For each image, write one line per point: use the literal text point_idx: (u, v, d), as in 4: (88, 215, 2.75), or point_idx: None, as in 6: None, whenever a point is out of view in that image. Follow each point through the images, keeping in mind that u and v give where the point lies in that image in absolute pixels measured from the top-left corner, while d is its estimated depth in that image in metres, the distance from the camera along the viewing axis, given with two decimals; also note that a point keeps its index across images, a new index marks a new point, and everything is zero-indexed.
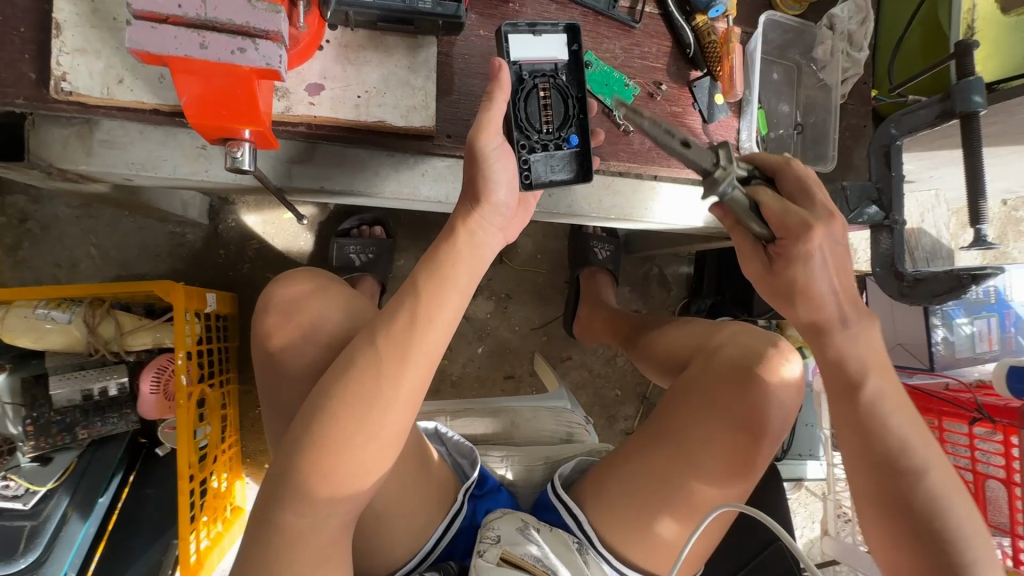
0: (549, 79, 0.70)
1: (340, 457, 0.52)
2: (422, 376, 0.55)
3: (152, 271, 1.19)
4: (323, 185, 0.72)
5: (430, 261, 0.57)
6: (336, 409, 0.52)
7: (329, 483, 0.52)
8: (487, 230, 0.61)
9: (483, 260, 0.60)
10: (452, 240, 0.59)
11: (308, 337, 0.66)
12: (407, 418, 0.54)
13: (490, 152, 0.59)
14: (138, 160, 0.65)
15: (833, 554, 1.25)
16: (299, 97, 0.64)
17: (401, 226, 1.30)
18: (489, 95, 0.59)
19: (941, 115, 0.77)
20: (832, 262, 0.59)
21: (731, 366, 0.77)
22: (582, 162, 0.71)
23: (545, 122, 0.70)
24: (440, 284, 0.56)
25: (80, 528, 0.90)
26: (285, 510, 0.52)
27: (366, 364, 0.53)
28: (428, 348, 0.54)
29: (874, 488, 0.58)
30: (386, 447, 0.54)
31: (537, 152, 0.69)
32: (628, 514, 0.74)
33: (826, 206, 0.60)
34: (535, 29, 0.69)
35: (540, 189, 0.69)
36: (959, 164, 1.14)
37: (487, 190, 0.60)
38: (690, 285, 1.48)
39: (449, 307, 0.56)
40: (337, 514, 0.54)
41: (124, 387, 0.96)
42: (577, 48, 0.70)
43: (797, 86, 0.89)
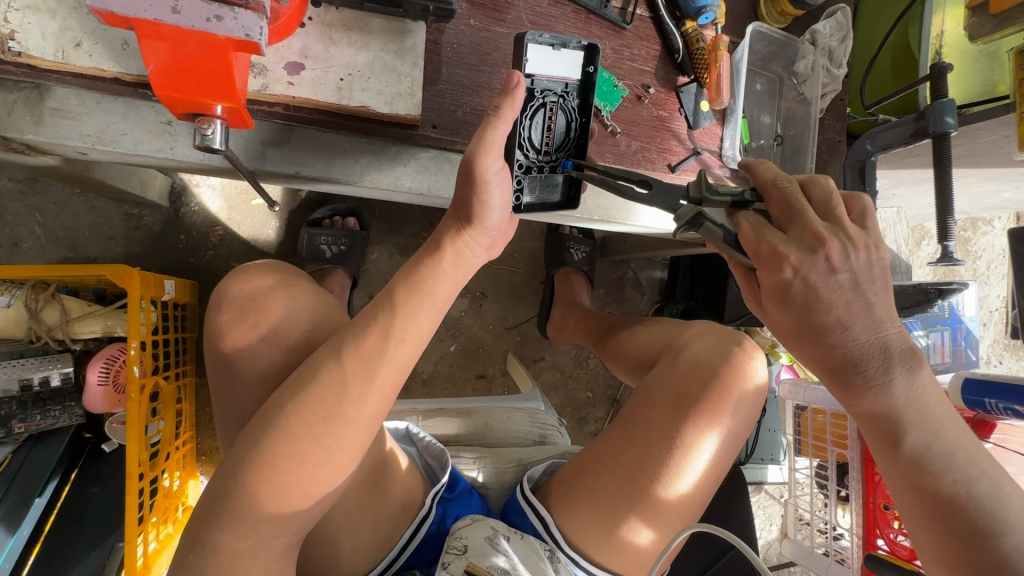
0: (557, 98, 0.68)
1: (295, 477, 0.49)
2: (389, 395, 0.52)
3: (104, 255, 1.11)
4: (299, 170, 0.68)
5: (410, 275, 0.55)
6: (293, 424, 0.49)
7: (276, 502, 0.49)
8: (474, 251, 0.59)
9: (464, 276, 0.59)
10: (438, 257, 0.57)
11: (268, 339, 0.60)
12: (367, 438, 0.52)
13: (491, 178, 0.56)
14: (95, 132, 0.60)
15: (791, 556, 1.28)
16: (277, 76, 0.61)
17: (375, 218, 1.27)
18: (498, 112, 0.54)
19: (914, 134, 0.82)
20: (827, 291, 0.55)
21: (696, 365, 0.78)
22: (574, 187, 0.70)
23: (544, 143, 0.68)
24: (418, 302, 0.53)
25: (7, 538, 0.83)
26: (221, 530, 0.48)
27: (330, 379, 0.50)
28: (398, 366, 0.52)
29: (932, 544, 0.57)
30: (339, 467, 0.51)
31: (532, 173, 0.69)
32: (594, 519, 0.73)
33: (813, 223, 0.57)
34: (554, 43, 0.66)
35: (528, 212, 0.69)
36: (919, 184, 1.19)
37: (482, 213, 0.57)
38: (663, 290, 1.50)
39: (421, 324, 0.54)
40: (281, 536, 0.51)
41: (68, 378, 0.89)
42: (592, 69, 0.68)
43: (779, 98, 0.90)
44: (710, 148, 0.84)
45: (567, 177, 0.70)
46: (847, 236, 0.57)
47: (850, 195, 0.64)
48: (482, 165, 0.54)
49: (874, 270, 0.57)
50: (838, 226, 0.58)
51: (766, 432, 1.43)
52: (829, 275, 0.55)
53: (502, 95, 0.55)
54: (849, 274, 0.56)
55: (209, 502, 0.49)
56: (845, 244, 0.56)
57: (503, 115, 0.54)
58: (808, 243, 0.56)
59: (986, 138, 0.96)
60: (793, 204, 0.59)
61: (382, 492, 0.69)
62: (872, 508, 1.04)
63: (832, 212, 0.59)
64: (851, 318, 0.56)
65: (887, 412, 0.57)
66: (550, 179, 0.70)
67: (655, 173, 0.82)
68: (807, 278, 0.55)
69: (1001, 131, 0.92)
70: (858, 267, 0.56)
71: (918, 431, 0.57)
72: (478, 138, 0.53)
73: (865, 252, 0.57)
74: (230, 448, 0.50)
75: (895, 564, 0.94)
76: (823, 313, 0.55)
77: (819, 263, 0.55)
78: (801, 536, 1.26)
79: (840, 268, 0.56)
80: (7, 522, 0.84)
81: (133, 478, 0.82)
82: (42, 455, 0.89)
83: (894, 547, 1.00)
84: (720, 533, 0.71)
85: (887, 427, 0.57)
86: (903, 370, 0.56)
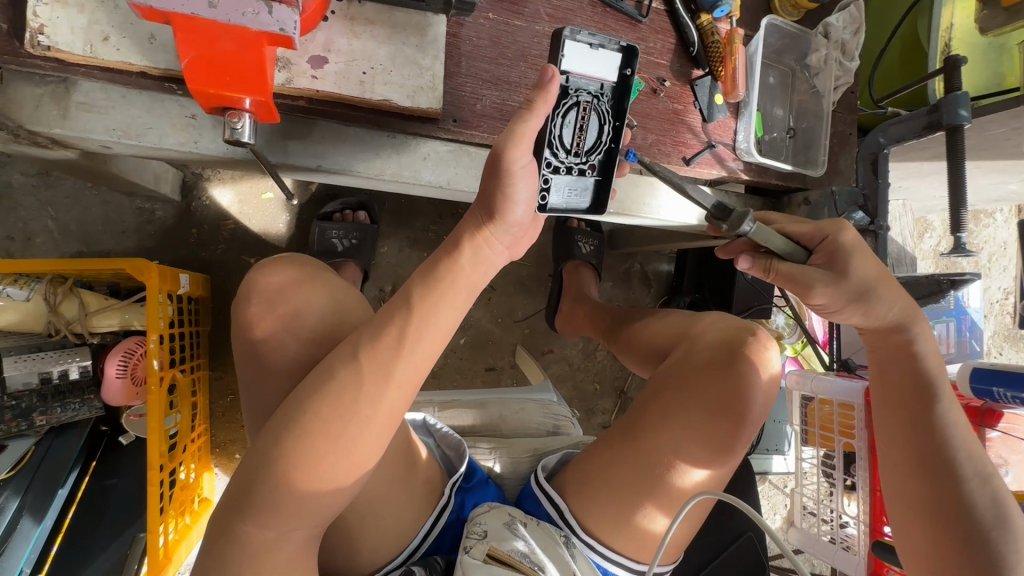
0: (591, 98, 0.68)
1: (313, 475, 0.46)
2: (407, 397, 0.50)
3: (117, 249, 1.11)
4: (322, 163, 0.69)
5: (429, 273, 0.52)
6: (308, 422, 0.47)
7: (293, 499, 0.46)
8: (494, 248, 0.55)
9: (481, 278, 0.55)
10: (455, 256, 0.53)
11: (292, 331, 0.60)
12: (384, 438, 0.49)
13: (518, 171, 0.52)
14: (120, 126, 0.60)
15: (797, 544, 1.29)
16: (301, 69, 0.61)
17: (385, 212, 1.27)
18: (529, 105, 0.53)
19: (927, 127, 0.80)
20: (874, 254, 0.68)
21: (712, 354, 0.79)
22: (602, 194, 0.72)
23: (576, 143, 0.68)
24: (437, 300, 0.51)
25: (33, 527, 0.84)
26: (243, 521, 0.45)
27: (347, 377, 0.48)
28: (416, 366, 0.50)
29: (929, 496, 0.64)
30: (356, 465, 0.48)
31: (561, 173, 0.69)
32: (610, 503, 0.75)
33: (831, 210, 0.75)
34: (593, 41, 0.66)
35: (553, 212, 0.69)
36: (926, 176, 1.20)
37: (504, 207, 0.53)
38: (670, 282, 1.51)
39: (440, 325, 0.51)
40: (301, 530, 0.48)
41: (86, 371, 0.89)
42: (630, 72, 0.68)
43: (791, 91, 0.91)
44: (724, 141, 0.85)
45: (598, 181, 0.71)
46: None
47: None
48: (511, 157, 0.51)
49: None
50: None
51: (772, 423, 1.45)
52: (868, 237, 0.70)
53: (535, 90, 0.54)
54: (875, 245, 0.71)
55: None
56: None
57: (536, 108, 0.53)
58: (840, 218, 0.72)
59: (995, 131, 0.97)
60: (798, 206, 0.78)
61: (404, 484, 0.69)
62: (878, 497, 1.05)
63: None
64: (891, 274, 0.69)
65: (927, 369, 0.67)
66: (578, 183, 0.71)
67: (670, 166, 0.83)
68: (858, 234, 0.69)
69: (1010, 124, 0.93)
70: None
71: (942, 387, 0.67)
72: (509, 129, 0.51)
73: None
74: (250, 443, 0.48)
75: (893, 548, 0.97)
76: (877, 268, 0.68)
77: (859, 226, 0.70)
78: (807, 524, 1.28)
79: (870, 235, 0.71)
80: (34, 511, 0.85)
81: (154, 469, 0.83)
82: (63, 448, 0.90)
83: None
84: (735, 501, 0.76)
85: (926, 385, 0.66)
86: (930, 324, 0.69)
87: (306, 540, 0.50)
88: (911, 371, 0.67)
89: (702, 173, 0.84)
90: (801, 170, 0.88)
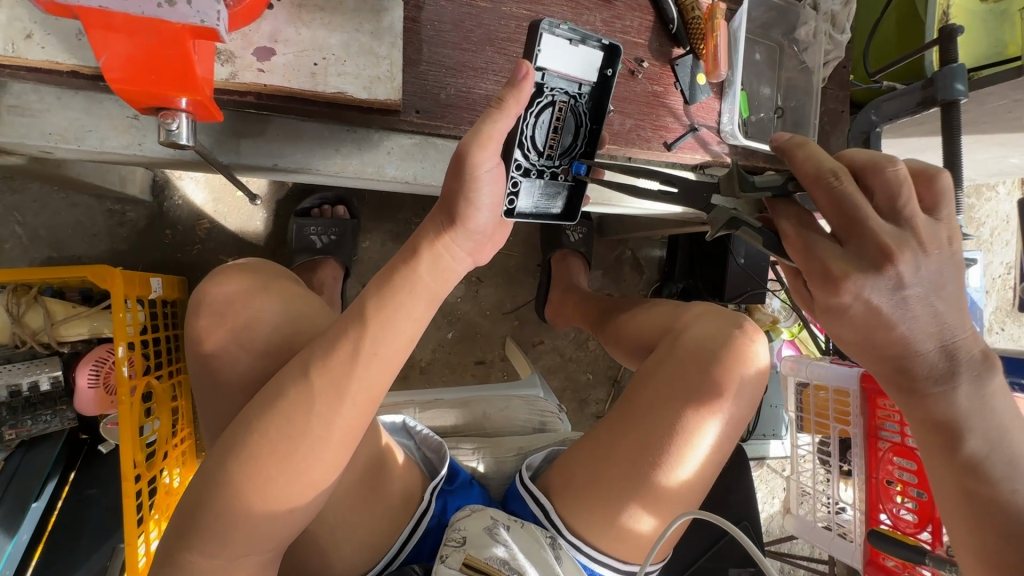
0: (568, 98, 0.64)
1: (267, 496, 0.46)
2: (364, 413, 0.49)
3: (89, 253, 1.08)
4: (277, 162, 0.65)
5: (384, 282, 0.50)
6: (256, 444, 0.46)
7: (246, 522, 0.47)
8: (456, 256, 0.53)
9: (446, 284, 0.53)
10: (412, 264, 0.51)
11: (242, 344, 0.58)
12: (338, 459, 0.49)
13: (482, 175, 0.51)
14: (58, 130, 0.56)
15: (794, 531, 1.26)
16: (245, 63, 0.57)
17: (365, 206, 1.23)
18: (500, 104, 0.50)
19: (922, 103, 0.75)
20: (892, 314, 0.51)
21: (697, 349, 0.76)
22: (574, 199, 0.69)
23: (548, 145, 0.65)
24: (393, 311, 0.49)
25: (6, 543, 0.83)
26: (189, 551, 0.46)
27: (297, 397, 0.47)
28: (372, 381, 0.48)
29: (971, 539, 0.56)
30: (309, 486, 0.48)
31: (532, 176, 0.65)
32: (594, 505, 0.72)
33: (881, 236, 0.49)
34: (574, 36, 0.61)
35: (521, 217, 0.65)
36: (925, 152, 1.15)
37: (465, 213, 0.52)
38: (662, 268, 1.47)
39: (400, 336, 0.50)
40: (255, 554, 0.49)
41: (57, 382, 0.87)
42: (610, 73, 0.65)
43: (779, 68, 0.86)
44: (708, 123, 0.81)
45: (571, 185, 0.68)
46: (918, 241, 0.50)
47: (924, 169, 0.54)
48: (476, 159, 0.49)
49: (945, 275, 0.51)
50: (909, 232, 0.50)
51: (769, 408, 1.43)
52: (893, 293, 0.50)
53: (508, 87, 0.51)
54: (920, 289, 0.50)
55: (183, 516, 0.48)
56: (917, 255, 0.50)
57: (507, 107, 0.50)
58: (870, 261, 0.50)
59: (995, 103, 0.92)
60: (850, 207, 0.50)
61: (377, 495, 0.67)
62: (875, 483, 1.03)
63: (900, 213, 0.51)
64: (917, 330, 0.52)
65: (948, 418, 0.55)
66: (551, 187, 0.67)
67: (650, 153, 0.79)
68: (869, 298, 0.50)
69: (1010, 95, 0.88)
70: (928, 280, 0.51)
71: (978, 434, 0.54)
72: (473, 129, 0.49)
73: (937, 251, 0.51)
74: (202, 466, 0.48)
75: (898, 540, 0.94)
76: (890, 330, 0.52)
77: (884, 282, 0.50)
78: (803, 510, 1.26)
79: (910, 284, 0.50)
80: (6, 526, 0.83)
81: (130, 482, 0.80)
82: (37, 459, 0.88)
83: (897, 521, 1.00)
84: (720, 522, 0.68)
85: (946, 431, 0.55)
86: (969, 377, 0.53)
87: (264, 556, 0.50)
88: (929, 416, 0.56)
89: (685, 158, 0.80)
90: None
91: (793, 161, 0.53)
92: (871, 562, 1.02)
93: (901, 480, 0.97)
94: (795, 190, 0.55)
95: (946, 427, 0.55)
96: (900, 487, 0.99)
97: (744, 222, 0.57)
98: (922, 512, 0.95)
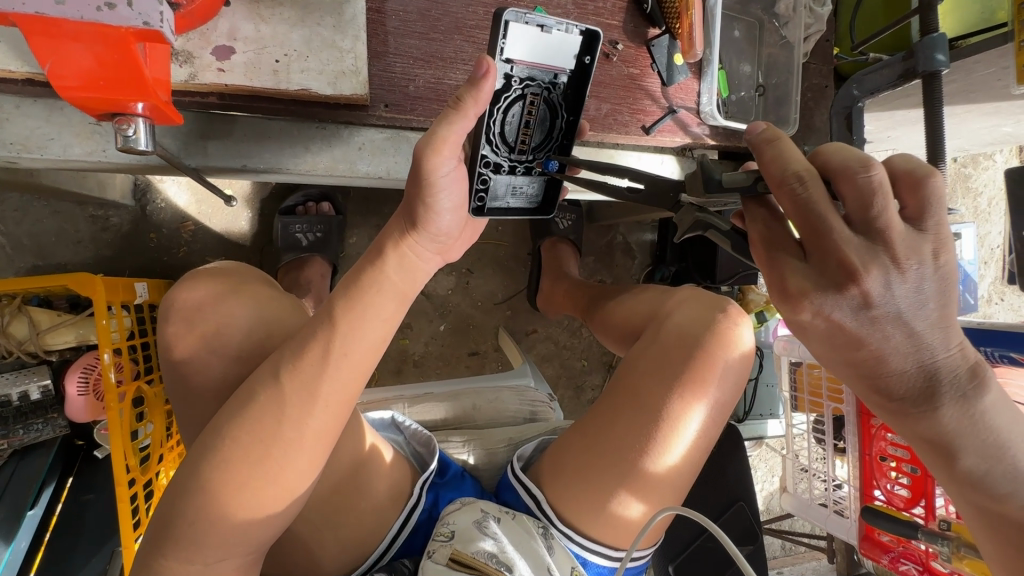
0: (541, 89, 0.62)
1: (240, 500, 0.48)
2: (337, 413, 0.50)
3: (74, 260, 1.07)
4: (245, 163, 0.64)
5: (352, 282, 0.51)
6: (229, 450, 0.47)
7: (221, 527, 0.48)
8: (422, 256, 0.54)
9: (414, 282, 0.54)
10: (379, 264, 0.52)
11: (212, 350, 0.60)
12: (312, 462, 0.50)
13: (440, 179, 0.51)
14: (18, 139, 0.56)
15: (791, 509, 1.27)
16: (205, 63, 0.56)
17: (350, 201, 1.22)
18: (459, 106, 0.49)
19: (903, 75, 0.73)
20: (860, 333, 0.45)
21: (681, 334, 0.75)
22: (551, 191, 0.68)
23: (520, 140, 0.63)
24: (361, 312, 0.50)
25: (3, 550, 0.84)
26: (164, 557, 0.48)
27: (268, 400, 0.48)
28: (342, 383, 0.49)
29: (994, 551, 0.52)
30: (284, 490, 0.49)
31: (503, 171, 0.64)
32: (583, 495, 0.72)
33: (845, 252, 0.43)
34: (546, 24, 0.58)
35: (492, 214, 0.65)
36: (915, 125, 1.13)
37: (425, 217, 0.52)
38: (654, 252, 1.46)
39: (370, 337, 0.50)
40: (233, 558, 0.50)
41: (47, 391, 0.88)
42: (589, 61, 0.62)
43: (759, 44, 0.84)
44: (687, 105, 0.80)
45: (545, 179, 0.67)
46: (891, 257, 0.43)
47: (911, 171, 0.45)
48: (431, 163, 0.49)
49: (925, 291, 0.44)
50: (881, 246, 0.43)
51: (765, 387, 1.43)
52: (859, 312, 0.44)
53: (468, 85, 0.49)
54: (892, 308, 0.44)
55: (159, 522, 0.48)
56: (887, 272, 0.43)
57: (465, 109, 0.49)
58: (832, 280, 0.44)
59: (983, 71, 0.90)
60: (814, 218, 0.43)
61: (362, 493, 0.67)
62: (868, 460, 1.03)
63: (873, 224, 0.43)
64: (891, 349, 0.45)
65: (936, 437, 0.49)
66: (525, 182, 0.66)
67: (630, 137, 0.78)
68: (831, 316, 0.45)
69: (998, 63, 0.86)
70: (902, 298, 0.44)
71: (973, 452, 0.49)
72: (427, 133, 0.48)
73: (914, 267, 0.43)
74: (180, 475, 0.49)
75: (894, 516, 0.93)
76: (858, 349, 0.46)
77: (847, 302, 0.44)
78: (800, 488, 1.26)
79: (880, 302, 0.43)
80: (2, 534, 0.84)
81: (122, 484, 0.79)
82: (31, 466, 0.89)
83: (890, 497, 1.00)
84: (698, 519, 0.65)
85: (938, 450, 0.50)
86: (953, 398, 0.47)
87: (244, 557, 0.51)
88: (916, 434, 0.50)
89: (664, 141, 0.79)
90: None
91: (759, 161, 0.46)
92: (865, 538, 1.03)
93: (895, 457, 0.97)
94: (764, 191, 0.49)
95: (931, 444, 0.49)
96: (895, 464, 0.98)
97: (711, 224, 0.56)
98: (916, 487, 0.95)
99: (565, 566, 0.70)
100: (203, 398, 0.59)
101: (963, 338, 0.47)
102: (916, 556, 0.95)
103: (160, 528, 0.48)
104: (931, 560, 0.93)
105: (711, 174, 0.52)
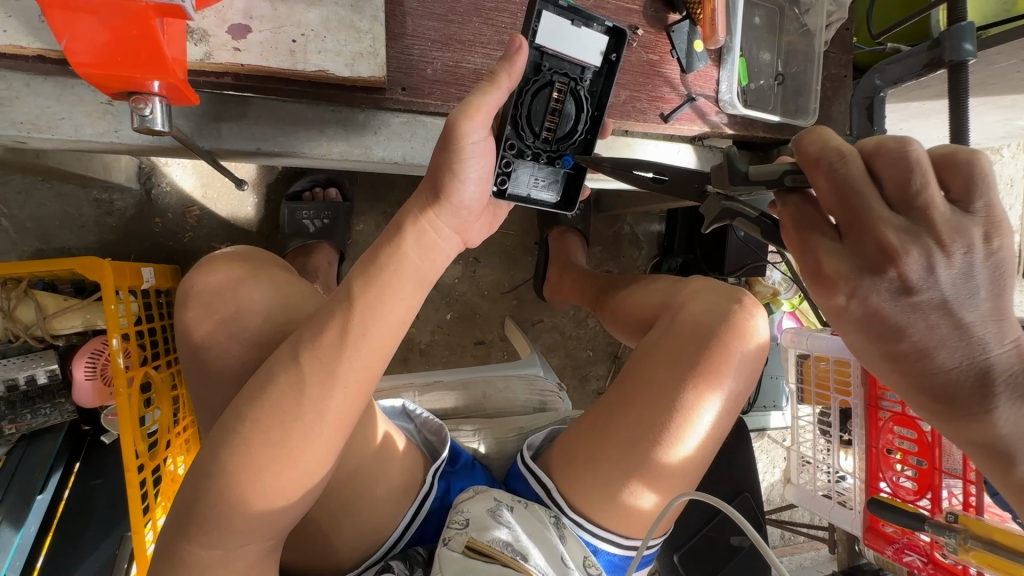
0: (569, 81, 0.61)
1: (261, 485, 0.47)
2: (355, 396, 0.49)
3: (77, 245, 1.05)
4: (259, 146, 0.63)
5: (369, 265, 0.50)
6: (249, 434, 0.47)
7: (242, 512, 0.47)
8: (441, 233, 0.53)
9: (433, 266, 0.53)
10: (396, 243, 0.51)
11: (232, 335, 0.60)
12: (332, 446, 0.49)
13: (469, 147, 0.51)
14: (29, 118, 0.56)
15: (794, 500, 1.25)
16: (221, 41, 0.54)
17: (358, 187, 1.20)
18: (494, 80, 0.52)
19: (929, 65, 0.71)
20: (899, 320, 0.43)
21: (696, 325, 0.75)
22: (571, 189, 0.67)
23: (549, 129, 0.62)
24: (380, 294, 0.49)
25: (13, 535, 0.83)
26: (188, 543, 0.47)
27: (288, 381, 0.47)
28: (362, 366, 0.49)
29: None
30: (306, 473, 0.49)
31: (526, 157, 0.62)
32: (596, 482, 0.71)
33: (884, 232, 0.41)
34: (576, 18, 0.59)
35: (512, 199, 0.63)
36: (930, 116, 1.12)
37: (450, 186, 0.52)
38: (661, 243, 1.44)
39: (389, 320, 0.49)
40: (254, 544, 0.50)
41: (54, 375, 0.87)
42: (615, 58, 0.62)
43: (780, 32, 0.83)
44: (706, 93, 0.78)
45: (565, 175, 0.66)
46: (934, 238, 0.41)
47: (953, 154, 0.42)
48: (464, 130, 0.50)
49: (976, 279, 0.42)
50: (924, 229, 0.41)
51: (770, 379, 1.43)
52: (898, 298, 0.42)
53: (502, 62, 0.53)
54: (935, 294, 0.42)
55: (180, 507, 0.48)
56: (930, 255, 0.41)
57: (498, 81, 0.52)
58: (870, 262, 0.42)
59: (1004, 63, 0.89)
60: (852, 197, 0.41)
61: (378, 480, 0.67)
62: (875, 452, 1.03)
63: (914, 202, 0.41)
64: (935, 342, 0.43)
65: (990, 443, 0.45)
66: (545, 173, 0.65)
67: (645, 125, 0.77)
68: (868, 301, 0.43)
69: (1020, 54, 0.85)
70: (947, 284, 0.42)
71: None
72: (461, 103, 0.50)
73: (961, 251, 0.41)
74: (199, 462, 0.48)
75: (898, 507, 0.93)
76: (898, 340, 0.44)
77: (886, 284, 0.42)
78: (803, 479, 1.25)
79: (920, 289, 0.42)
80: (11, 520, 0.83)
81: (133, 471, 0.78)
82: (39, 452, 0.88)
83: (896, 489, 0.99)
84: (716, 504, 0.65)
85: (991, 460, 0.47)
86: (1009, 398, 0.44)
87: (261, 547, 0.51)
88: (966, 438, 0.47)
89: (683, 129, 0.78)
90: (790, 120, 0.82)
91: (795, 144, 0.45)
92: (870, 529, 1.03)
93: (901, 449, 0.98)
94: (791, 185, 0.48)
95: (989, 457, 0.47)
96: (901, 456, 0.99)
97: (739, 211, 0.54)
98: (922, 479, 0.95)
99: (578, 556, 0.70)
100: (222, 383, 0.59)
101: (1018, 334, 0.43)
102: (920, 547, 0.95)
103: (176, 513, 0.48)
104: (935, 552, 0.93)
105: (736, 165, 0.53)
